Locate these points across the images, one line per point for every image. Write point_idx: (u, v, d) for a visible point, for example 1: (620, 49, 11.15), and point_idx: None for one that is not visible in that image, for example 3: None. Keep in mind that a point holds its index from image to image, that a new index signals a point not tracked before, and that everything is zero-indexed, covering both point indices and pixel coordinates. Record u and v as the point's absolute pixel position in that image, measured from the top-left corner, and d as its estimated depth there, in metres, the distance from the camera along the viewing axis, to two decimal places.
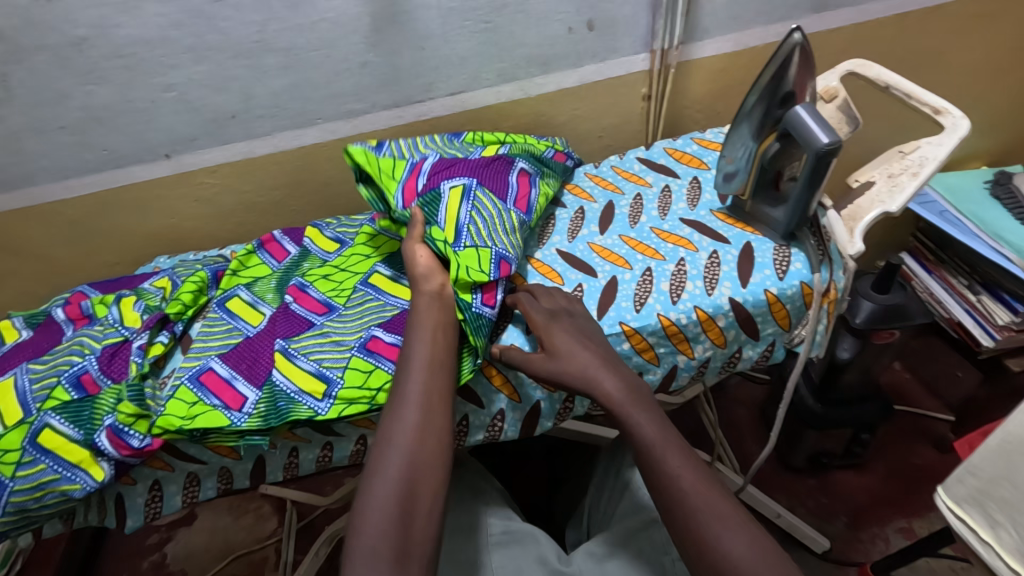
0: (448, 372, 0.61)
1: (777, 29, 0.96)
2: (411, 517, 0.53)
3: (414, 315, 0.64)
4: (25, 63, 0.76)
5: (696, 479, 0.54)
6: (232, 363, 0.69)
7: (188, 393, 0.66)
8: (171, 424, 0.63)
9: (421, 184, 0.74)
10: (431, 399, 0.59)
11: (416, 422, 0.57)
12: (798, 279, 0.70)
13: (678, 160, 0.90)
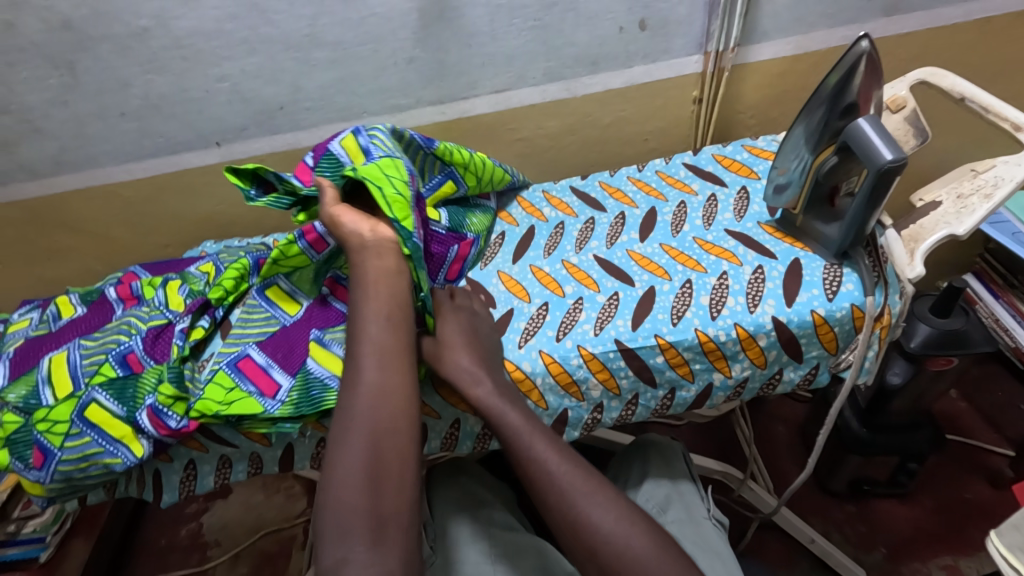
0: (403, 322, 0.62)
1: (842, 32, 0.91)
2: (383, 481, 0.54)
3: (356, 272, 0.65)
4: (90, 52, 0.80)
5: (572, 473, 0.57)
6: (268, 351, 0.70)
7: (225, 378, 0.68)
8: (209, 408, 0.65)
9: (308, 157, 0.75)
10: (385, 356, 0.60)
11: (373, 384, 0.58)
12: (848, 301, 0.66)
13: (727, 168, 0.86)
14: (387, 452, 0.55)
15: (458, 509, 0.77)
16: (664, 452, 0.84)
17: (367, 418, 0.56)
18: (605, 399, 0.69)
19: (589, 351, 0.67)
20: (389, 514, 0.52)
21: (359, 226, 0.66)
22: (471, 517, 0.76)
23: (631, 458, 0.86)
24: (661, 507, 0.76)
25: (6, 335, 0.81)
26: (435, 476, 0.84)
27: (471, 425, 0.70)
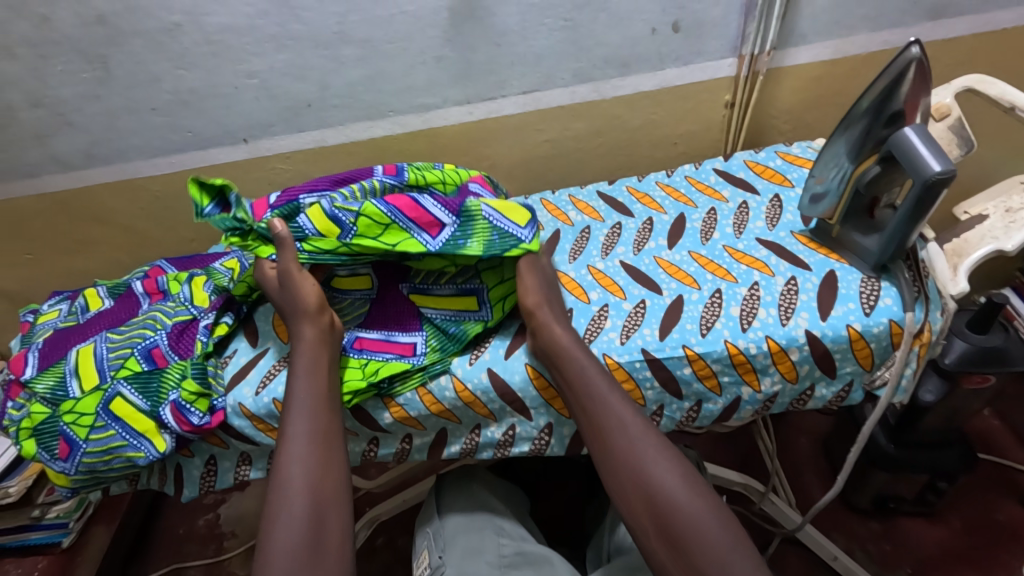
0: (337, 414, 0.62)
1: (884, 37, 0.88)
2: (322, 556, 0.53)
3: (298, 353, 0.63)
4: (123, 46, 0.80)
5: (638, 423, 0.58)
6: (380, 324, 0.71)
7: (353, 360, 0.68)
8: (360, 386, 0.65)
9: (273, 195, 0.69)
10: (327, 439, 0.59)
11: (313, 464, 0.57)
12: (886, 317, 0.63)
13: (759, 175, 0.84)
14: (328, 530, 0.55)
15: (469, 516, 0.76)
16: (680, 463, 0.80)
17: (309, 497, 0.55)
18: None
19: (614, 360, 0.65)
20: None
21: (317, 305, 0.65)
22: (483, 525, 0.75)
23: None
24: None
25: (35, 325, 0.82)
26: (447, 484, 0.83)
27: (491, 431, 0.69)
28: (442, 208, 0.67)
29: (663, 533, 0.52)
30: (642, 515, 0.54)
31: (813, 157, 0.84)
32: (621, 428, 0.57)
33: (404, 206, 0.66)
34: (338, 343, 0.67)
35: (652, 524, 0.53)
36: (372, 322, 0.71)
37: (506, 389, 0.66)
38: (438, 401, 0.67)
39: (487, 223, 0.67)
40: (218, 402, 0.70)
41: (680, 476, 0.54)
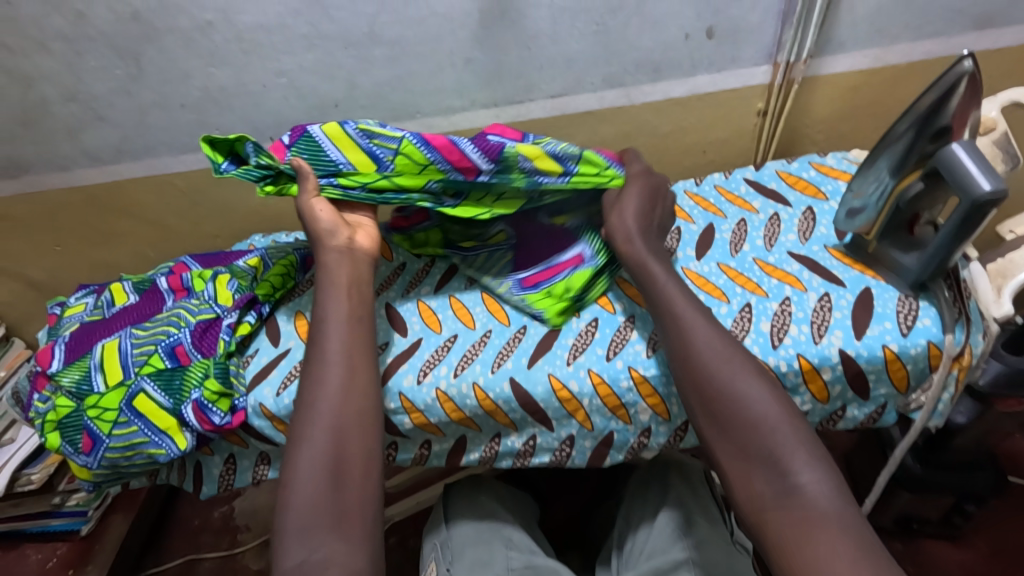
0: (364, 324, 0.61)
1: (926, 46, 0.85)
2: (345, 479, 0.54)
3: (323, 274, 0.62)
4: (156, 43, 0.81)
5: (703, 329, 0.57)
6: (528, 259, 0.73)
7: (538, 297, 0.71)
8: (569, 302, 0.69)
9: (285, 136, 0.66)
10: (351, 349, 0.59)
11: (339, 383, 0.57)
12: (924, 337, 0.61)
13: (792, 186, 0.82)
14: (350, 448, 0.55)
15: (478, 526, 0.76)
16: (687, 476, 0.79)
17: (335, 409, 0.56)
18: (654, 423, 0.65)
19: (639, 374, 0.64)
20: (351, 510, 0.52)
21: (332, 230, 0.64)
22: (491, 536, 0.74)
23: (650, 481, 0.81)
24: (682, 531, 0.70)
25: (62, 318, 0.82)
26: (455, 491, 0.83)
27: (511, 441, 0.69)
28: (481, 154, 0.63)
29: (710, 413, 0.54)
30: (690, 396, 0.56)
31: (848, 170, 0.82)
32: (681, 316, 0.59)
33: (439, 145, 0.64)
34: (365, 261, 0.65)
35: (699, 406, 0.55)
36: (523, 259, 0.73)
37: (528, 399, 0.65)
38: (459, 408, 0.67)
39: (524, 168, 0.65)
40: (239, 402, 0.70)
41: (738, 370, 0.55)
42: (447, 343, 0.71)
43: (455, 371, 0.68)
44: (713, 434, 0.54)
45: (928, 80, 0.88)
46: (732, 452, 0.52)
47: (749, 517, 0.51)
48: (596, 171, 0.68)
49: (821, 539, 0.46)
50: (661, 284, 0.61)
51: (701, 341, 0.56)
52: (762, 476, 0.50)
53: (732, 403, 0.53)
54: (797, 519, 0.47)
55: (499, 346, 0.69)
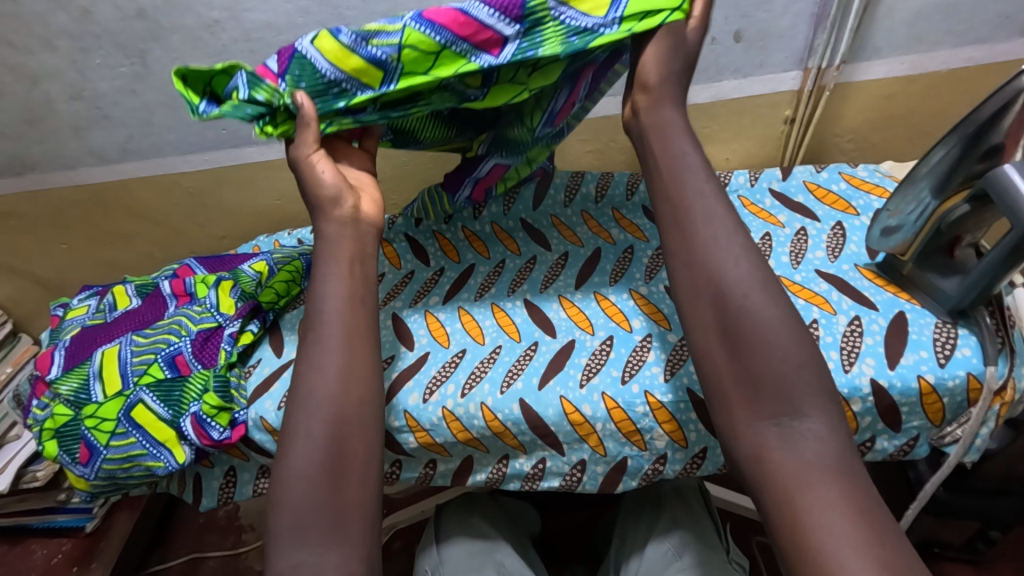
0: (367, 305, 0.56)
1: (968, 53, 0.80)
2: (345, 469, 0.49)
3: (322, 247, 0.57)
4: (162, 41, 0.78)
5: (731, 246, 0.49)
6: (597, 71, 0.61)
7: None
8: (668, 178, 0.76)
9: (273, 59, 0.54)
10: (352, 336, 0.54)
11: (340, 370, 0.52)
12: (963, 369, 0.57)
13: (820, 200, 0.77)
14: (352, 446, 0.50)
15: (470, 545, 0.74)
16: (682, 492, 0.76)
17: (332, 398, 0.51)
18: (670, 450, 0.62)
19: (657, 399, 0.60)
20: (349, 510, 0.48)
21: (336, 195, 0.58)
22: (482, 559, 0.71)
23: (644, 502, 0.78)
24: (676, 552, 0.67)
25: (64, 321, 0.81)
26: (448, 510, 0.81)
27: (519, 463, 0.66)
28: (501, 15, 0.50)
29: (723, 334, 0.47)
30: (704, 312, 0.48)
31: (881, 183, 0.78)
32: (707, 220, 0.50)
33: (449, 22, 0.50)
34: (371, 234, 0.60)
35: (715, 324, 0.48)
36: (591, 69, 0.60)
37: (539, 423, 0.62)
38: (466, 428, 0.64)
39: (557, 19, 0.51)
40: (239, 415, 0.68)
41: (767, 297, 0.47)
42: (454, 359, 0.69)
43: (462, 390, 0.65)
44: (724, 357, 0.47)
45: (966, 89, 0.84)
46: (739, 381, 0.46)
47: (743, 457, 0.45)
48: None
49: (829, 490, 0.41)
50: (690, 192, 0.52)
51: (725, 259, 0.49)
52: (769, 413, 0.44)
53: (751, 326, 0.46)
54: (799, 463, 0.42)
55: (509, 364, 0.67)
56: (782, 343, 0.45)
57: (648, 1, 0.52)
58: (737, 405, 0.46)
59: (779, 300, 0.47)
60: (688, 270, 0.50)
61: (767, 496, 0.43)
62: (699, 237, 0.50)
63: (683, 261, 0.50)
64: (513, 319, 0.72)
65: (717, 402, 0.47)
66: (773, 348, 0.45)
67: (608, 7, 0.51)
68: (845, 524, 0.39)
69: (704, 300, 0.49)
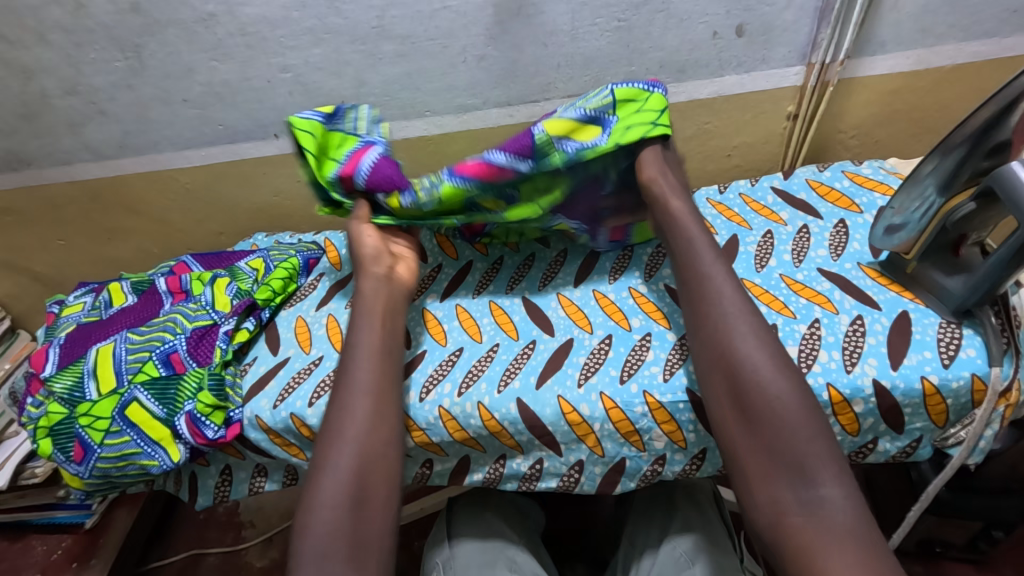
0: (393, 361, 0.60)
1: (974, 47, 0.79)
2: (366, 504, 0.52)
3: (359, 301, 0.63)
4: (157, 36, 0.77)
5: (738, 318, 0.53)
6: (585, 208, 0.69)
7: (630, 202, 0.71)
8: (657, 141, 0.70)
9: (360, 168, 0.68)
10: (382, 388, 0.58)
11: (368, 412, 0.56)
12: (968, 370, 0.56)
13: (823, 197, 0.76)
14: (374, 476, 0.53)
15: (481, 546, 0.73)
16: (693, 496, 0.75)
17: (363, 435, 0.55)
18: (669, 450, 0.61)
19: (656, 399, 0.59)
20: (371, 545, 0.50)
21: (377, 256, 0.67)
22: (494, 559, 0.71)
23: (656, 502, 0.77)
24: (689, 558, 0.66)
25: (60, 318, 0.80)
26: (459, 505, 0.80)
27: (516, 463, 0.65)
28: (515, 155, 0.62)
29: (736, 406, 0.50)
30: (716, 382, 0.51)
31: (886, 180, 0.76)
32: (718, 297, 0.54)
33: (477, 169, 0.63)
34: (402, 291, 0.67)
35: (728, 397, 0.50)
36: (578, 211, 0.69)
37: (536, 422, 0.62)
38: (463, 428, 0.63)
39: (561, 150, 0.61)
40: (235, 414, 0.68)
41: (776, 370, 0.49)
42: (452, 357, 0.68)
43: (458, 389, 0.64)
44: (738, 429, 0.49)
45: (973, 83, 0.82)
46: (755, 453, 0.48)
47: (767, 525, 0.46)
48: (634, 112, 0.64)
49: (847, 558, 0.42)
50: (704, 268, 0.56)
51: (735, 329, 0.52)
52: (785, 481, 0.46)
53: (762, 399, 0.48)
54: (820, 531, 0.43)
55: (507, 363, 0.66)
56: (793, 415, 0.47)
57: (634, 120, 0.64)
58: (755, 475, 0.47)
59: (788, 370, 0.50)
60: (701, 350, 0.54)
61: (789, 561, 0.44)
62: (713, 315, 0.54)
63: (699, 339, 0.54)
64: (511, 317, 0.71)
65: (736, 471, 0.49)
66: (783, 418, 0.47)
67: (601, 131, 0.63)
68: None
69: (719, 375, 0.51)
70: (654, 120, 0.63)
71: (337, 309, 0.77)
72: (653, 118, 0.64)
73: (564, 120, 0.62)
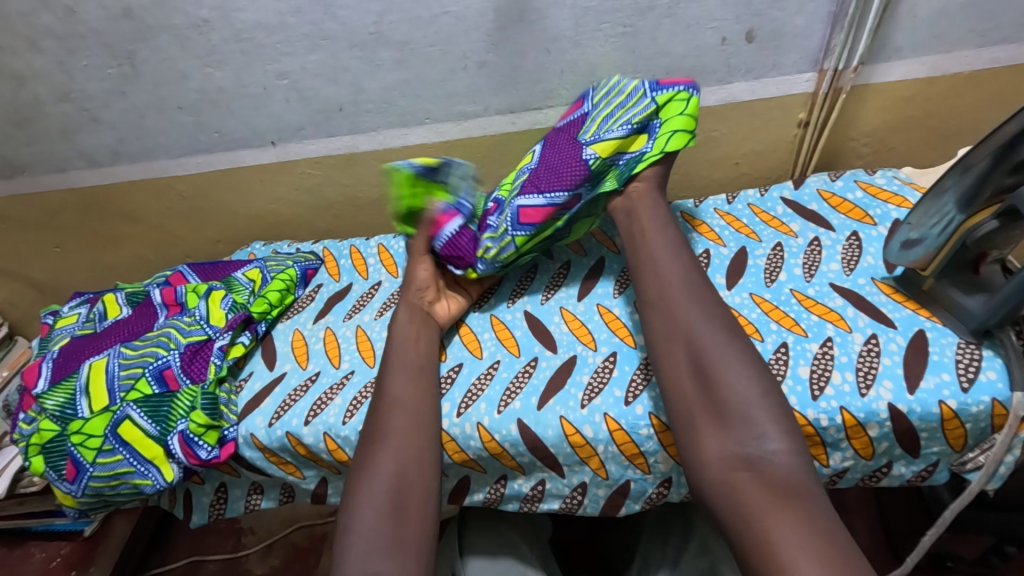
0: (431, 379, 0.62)
1: (993, 53, 0.76)
2: (407, 512, 0.53)
3: (396, 322, 0.67)
4: (150, 42, 0.76)
5: (691, 294, 0.57)
6: (577, 171, 0.66)
7: (636, 143, 0.68)
8: (675, 120, 0.67)
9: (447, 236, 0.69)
10: (425, 404, 0.59)
11: (409, 425, 0.57)
12: (988, 394, 0.54)
13: (835, 209, 0.74)
14: (416, 485, 0.54)
15: (492, 562, 0.71)
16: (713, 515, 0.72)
17: (401, 445, 0.56)
18: (675, 473, 0.59)
19: (661, 421, 0.57)
20: (410, 544, 0.51)
21: (422, 287, 0.69)
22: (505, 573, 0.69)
23: (671, 522, 0.75)
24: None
25: (53, 330, 0.79)
26: (472, 515, 0.78)
27: (518, 484, 0.64)
28: (577, 185, 0.66)
29: (693, 367, 0.52)
30: (675, 350, 0.54)
31: (901, 191, 0.74)
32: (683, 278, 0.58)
33: (543, 214, 0.66)
34: (439, 322, 0.68)
35: (686, 358, 0.52)
36: (563, 179, 0.65)
37: (537, 444, 0.60)
38: (463, 449, 0.62)
39: (617, 166, 0.67)
40: (229, 432, 0.66)
41: (730, 339, 0.52)
42: (452, 374, 0.67)
43: (457, 409, 0.63)
44: (692, 390, 0.51)
45: (990, 90, 0.80)
46: (706, 411, 0.50)
47: (715, 482, 0.47)
48: (674, 113, 0.67)
49: (794, 511, 0.43)
50: (655, 252, 0.61)
51: (685, 303, 0.56)
52: (734, 437, 0.48)
53: (716, 361, 0.51)
54: (766, 484, 0.45)
55: (508, 381, 0.64)
56: (743, 377, 0.50)
57: (676, 120, 0.67)
58: (705, 433, 0.49)
59: (740, 341, 0.53)
60: (656, 318, 0.56)
61: (738, 522, 0.45)
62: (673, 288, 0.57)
63: (659, 307, 0.57)
64: (513, 332, 0.69)
65: (686, 429, 0.50)
66: (734, 379, 0.49)
67: (648, 137, 0.68)
68: (817, 545, 0.41)
69: (675, 341, 0.54)
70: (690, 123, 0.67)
71: (335, 322, 0.75)
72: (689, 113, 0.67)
73: (613, 142, 0.66)
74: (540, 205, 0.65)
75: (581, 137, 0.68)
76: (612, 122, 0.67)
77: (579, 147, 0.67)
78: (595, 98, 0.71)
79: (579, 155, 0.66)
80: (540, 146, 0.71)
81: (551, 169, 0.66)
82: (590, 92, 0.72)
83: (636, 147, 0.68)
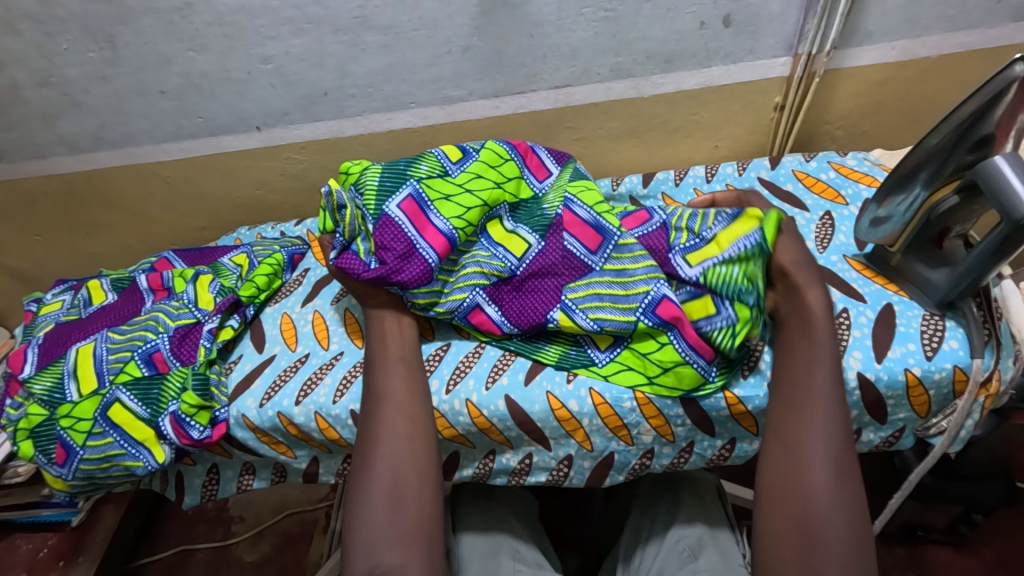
0: (415, 368, 0.62)
1: (958, 38, 0.79)
2: (402, 502, 0.54)
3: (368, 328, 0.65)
4: (131, 25, 0.75)
5: (824, 436, 0.50)
6: (523, 322, 0.62)
7: (603, 340, 0.62)
8: (646, 368, 0.59)
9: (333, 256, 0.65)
10: (415, 390, 0.60)
11: (394, 420, 0.58)
12: (950, 362, 0.57)
13: (809, 188, 0.76)
14: (405, 471, 0.55)
15: (484, 537, 0.72)
16: (698, 489, 0.75)
17: (389, 444, 0.56)
18: (658, 444, 0.62)
19: (645, 395, 0.60)
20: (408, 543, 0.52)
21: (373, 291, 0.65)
22: (496, 549, 0.70)
23: (661, 493, 0.77)
24: (692, 551, 0.66)
25: (38, 316, 0.78)
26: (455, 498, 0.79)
27: (507, 458, 0.66)
28: (515, 320, 0.63)
29: (801, 529, 0.48)
30: (788, 500, 0.49)
31: (871, 172, 0.77)
32: (822, 419, 0.51)
33: (484, 322, 0.64)
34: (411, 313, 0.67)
35: (794, 517, 0.48)
36: (514, 315, 0.63)
37: (525, 418, 0.62)
38: (452, 425, 0.63)
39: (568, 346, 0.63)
40: (220, 414, 0.67)
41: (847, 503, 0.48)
42: (439, 352, 0.68)
43: (445, 387, 0.64)
44: (794, 550, 0.48)
45: (956, 76, 0.83)
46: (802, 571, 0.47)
47: None
48: (645, 354, 0.60)
49: None
50: (801, 378, 0.53)
51: (817, 453, 0.50)
52: None
53: (828, 528, 0.47)
54: None
55: (494, 360, 0.65)
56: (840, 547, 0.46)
57: (637, 363, 0.60)
58: None
59: (856, 506, 0.48)
60: (779, 462, 0.51)
61: None
62: (802, 434, 0.51)
63: (785, 447, 0.51)
64: None
65: None
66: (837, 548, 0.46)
67: (609, 347, 0.62)
68: None
69: (792, 494, 0.49)
70: (652, 375, 0.59)
71: (323, 306, 0.75)
72: (660, 374, 0.59)
73: (574, 327, 0.60)
74: (490, 317, 0.63)
75: (566, 292, 0.62)
76: (593, 306, 0.60)
77: (551, 305, 0.61)
78: (609, 259, 0.63)
79: (545, 314, 0.61)
80: (540, 251, 0.64)
81: (522, 300, 0.63)
82: (611, 246, 0.64)
83: (597, 346, 0.62)
